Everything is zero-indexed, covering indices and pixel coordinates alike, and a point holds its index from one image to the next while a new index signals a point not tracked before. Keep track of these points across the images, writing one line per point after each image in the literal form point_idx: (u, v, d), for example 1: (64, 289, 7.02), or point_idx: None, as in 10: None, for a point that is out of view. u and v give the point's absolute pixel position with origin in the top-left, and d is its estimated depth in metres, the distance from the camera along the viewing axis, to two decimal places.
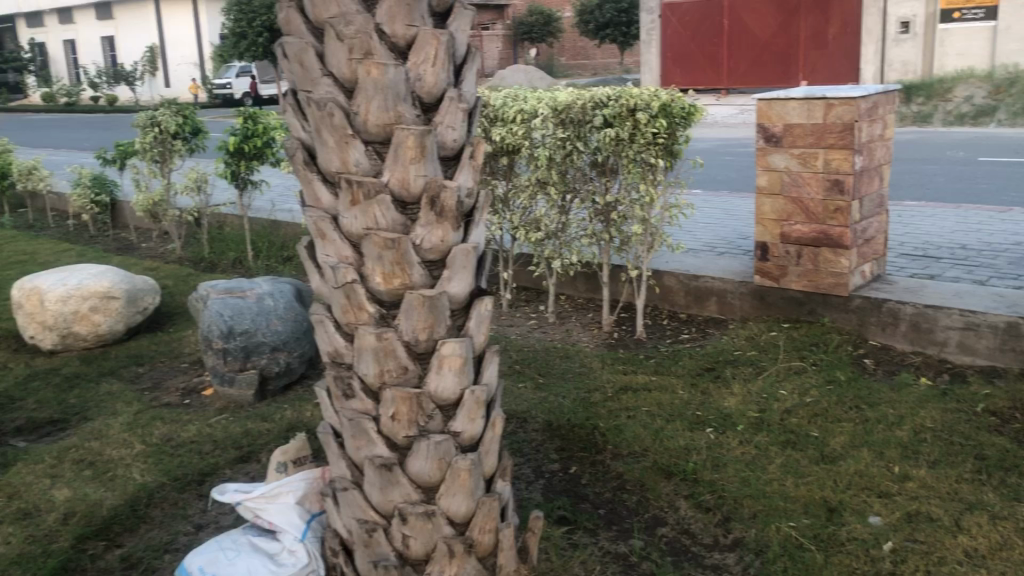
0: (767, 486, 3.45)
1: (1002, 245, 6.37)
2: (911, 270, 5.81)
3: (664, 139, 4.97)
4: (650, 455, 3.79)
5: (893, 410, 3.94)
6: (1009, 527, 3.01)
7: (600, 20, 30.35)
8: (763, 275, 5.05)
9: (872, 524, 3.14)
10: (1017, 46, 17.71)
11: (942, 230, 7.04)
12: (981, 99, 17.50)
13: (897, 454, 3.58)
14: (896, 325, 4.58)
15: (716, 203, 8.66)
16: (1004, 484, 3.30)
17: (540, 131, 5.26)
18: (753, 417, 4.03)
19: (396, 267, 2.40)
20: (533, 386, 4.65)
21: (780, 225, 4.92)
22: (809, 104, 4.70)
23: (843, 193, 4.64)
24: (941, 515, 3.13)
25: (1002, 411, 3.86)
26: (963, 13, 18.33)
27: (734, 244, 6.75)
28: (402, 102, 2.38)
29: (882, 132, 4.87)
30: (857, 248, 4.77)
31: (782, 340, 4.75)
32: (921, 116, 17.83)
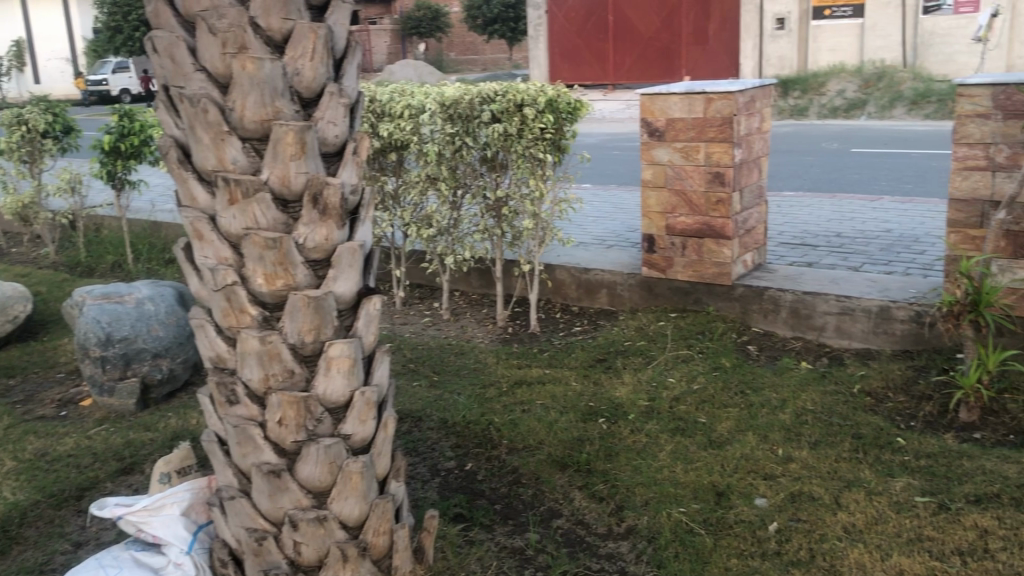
0: (658, 473, 3.52)
1: (874, 232, 6.68)
2: (790, 258, 6.03)
3: (551, 134, 5.02)
4: (545, 447, 3.81)
5: (775, 394, 4.07)
6: (883, 502, 3.15)
7: (487, 16, 30.41)
8: (650, 267, 5.15)
9: (758, 506, 3.24)
10: (882, 43, 18.66)
11: (819, 219, 7.33)
12: (852, 93, 18.34)
13: (780, 436, 3.70)
14: (777, 312, 4.74)
15: (604, 196, 8.81)
16: (880, 461, 3.45)
17: (429, 126, 5.25)
18: (644, 406, 4.10)
19: (278, 268, 2.33)
20: (427, 384, 4.61)
21: (665, 217, 5.03)
22: (690, 98, 4.80)
23: (723, 185, 4.78)
24: (822, 494, 3.25)
25: (876, 391, 4.04)
26: (833, 11, 19.20)
27: (624, 237, 6.86)
28: (280, 97, 2.31)
29: (760, 125, 5.03)
30: (738, 239, 4.92)
31: (670, 329, 4.86)
32: (797, 109, 18.55)
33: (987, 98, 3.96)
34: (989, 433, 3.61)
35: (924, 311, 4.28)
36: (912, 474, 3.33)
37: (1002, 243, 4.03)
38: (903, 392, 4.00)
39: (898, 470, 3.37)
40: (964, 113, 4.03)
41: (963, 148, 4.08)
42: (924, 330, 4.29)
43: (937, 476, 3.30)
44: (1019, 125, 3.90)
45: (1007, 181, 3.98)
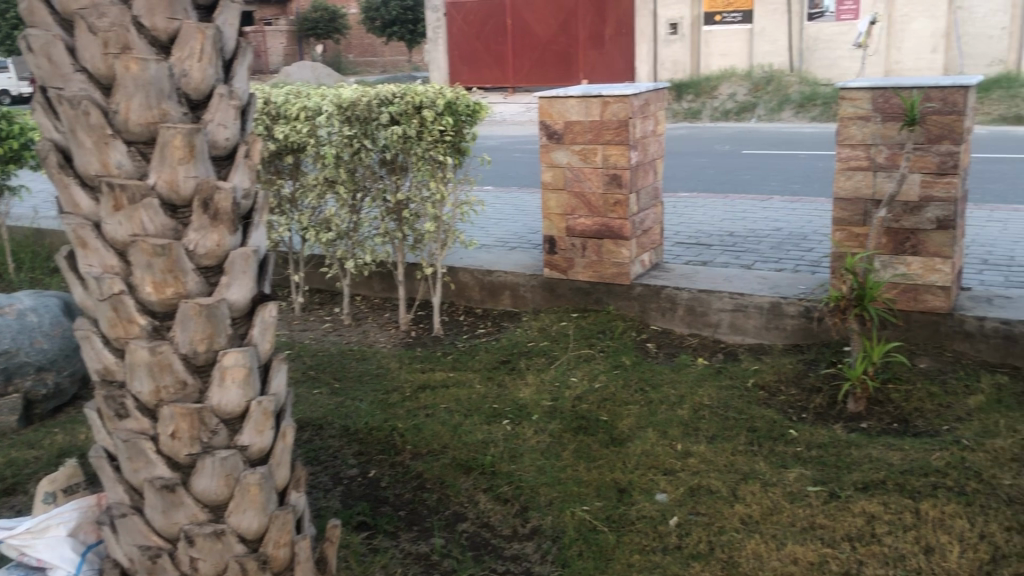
0: (562, 473, 3.55)
1: (764, 231, 6.90)
2: (686, 257, 6.17)
3: (451, 137, 5.06)
4: (449, 452, 3.79)
5: (674, 391, 4.16)
6: (778, 493, 3.25)
7: (386, 18, 30.18)
8: (552, 268, 5.20)
9: (659, 501, 3.30)
10: (770, 47, 19.31)
11: (712, 219, 7.53)
12: (742, 97, 18.93)
13: (679, 432, 3.78)
14: (674, 310, 4.84)
15: (506, 198, 8.87)
16: (773, 453, 3.56)
17: (326, 129, 5.12)
18: (547, 406, 4.13)
19: (167, 276, 2.25)
20: (329, 391, 4.54)
21: (565, 218, 5.09)
22: (587, 101, 4.87)
23: (620, 187, 4.86)
24: (719, 487, 3.33)
25: (769, 385, 4.17)
26: (724, 16, 19.77)
27: (525, 239, 6.90)
28: (166, 99, 2.23)
29: (654, 128, 5.13)
30: (636, 239, 5.01)
31: (571, 329, 4.90)
32: (691, 112, 19.01)
33: (867, 101, 4.14)
34: (875, 422, 3.76)
35: (813, 306, 4.44)
36: (804, 465, 3.45)
37: (883, 240, 4.22)
38: (795, 384, 4.14)
39: (791, 461, 3.48)
40: (847, 115, 4.19)
41: (847, 149, 4.24)
42: (813, 324, 4.46)
43: (828, 466, 3.42)
44: (897, 127, 4.08)
45: (887, 180, 4.17)
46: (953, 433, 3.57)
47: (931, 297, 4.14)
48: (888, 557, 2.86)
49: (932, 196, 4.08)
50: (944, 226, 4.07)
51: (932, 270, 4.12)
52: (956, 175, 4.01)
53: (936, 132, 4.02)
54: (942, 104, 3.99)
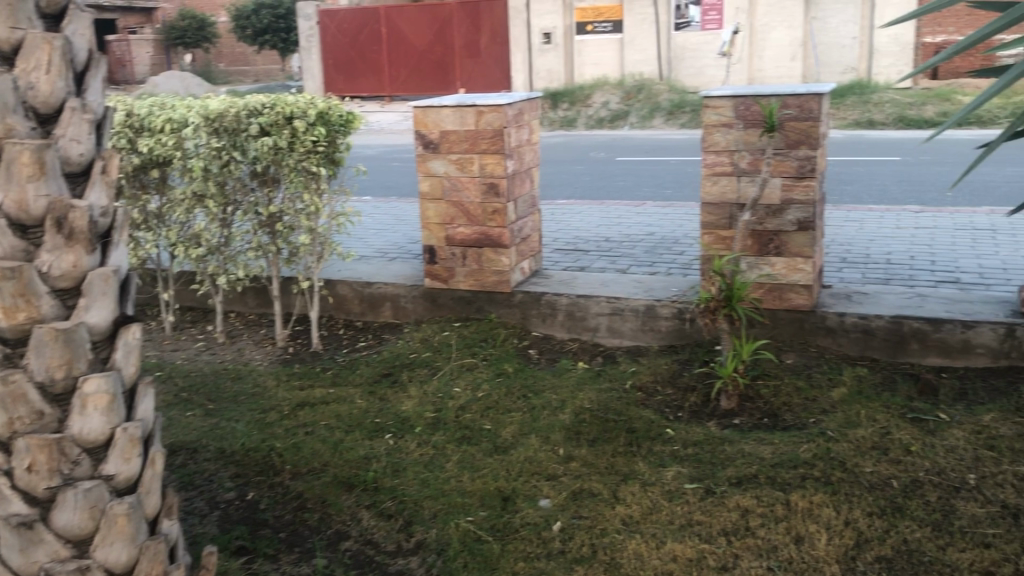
0: (445, 484, 3.53)
1: (638, 236, 7.06)
2: (565, 263, 6.26)
3: (324, 147, 5.00)
4: (330, 470, 3.72)
5: (555, 396, 4.20)
6: (656, 492, 3.33)
7: (257, 27, 29.45)
8: (432, 278, 5.18)
9: (542, 507, 3.33)
10: (640, 57, 19.92)
11: (589, 225, 7.66)
12: (615, 105, 19.21)
13: (561, 437, 3.83)
14: (555, 316, 4.89)
15: (384, 208, 8.79)
16: (652, 452, 3.64)
17: (193, 141, 4.94)
18: (430, 418, 4.11)
19: (18, 300, 2.12)
20: (203, 413, 4.38)
21: (444, 228, 5.08)
22: (461, 111, 4.88)
23: (498, 196, 4.88)
24: (600, 490, 3.38)
25: (647, 386, 4.26)
26: (595, 26, 20.28)
27: (405, 249, 6.86)
28: (11, 114, 2.11)
29: (529, 137, 5.18)
30: (515, 247, 5.05)
31: (453, 339, 4.89)
32: (567, 120, 19.17)
33: (730, 109, 4.30)
34: (747, 418, 3.90)
35: (685, 308, 4.58)
36: (680, 463, 3.54)
37: (749, 242, 4.38)
38: (671, 384, 4.25)
39: (669, 460, 3.57)
40: (711, 123, 4.34)
41: (712, 155, 4.39)
42: (686, 325, 4.60)
43: (703, 463, 3.53)
44: (758, 133, 4.25)
45: (751, 185, 4.33)
46: (819, 425, 3.73)
47: (795, 296, 4.33)
48: (761, 549, 2.96)
49: (792, 199, 4.26)
50: (805, 227, 4.26)
51: (795, 270, 4.31)
52: (814, 178, 4.21)
53: (794, 138, 4.21)
54: (799, 111, 4.18)
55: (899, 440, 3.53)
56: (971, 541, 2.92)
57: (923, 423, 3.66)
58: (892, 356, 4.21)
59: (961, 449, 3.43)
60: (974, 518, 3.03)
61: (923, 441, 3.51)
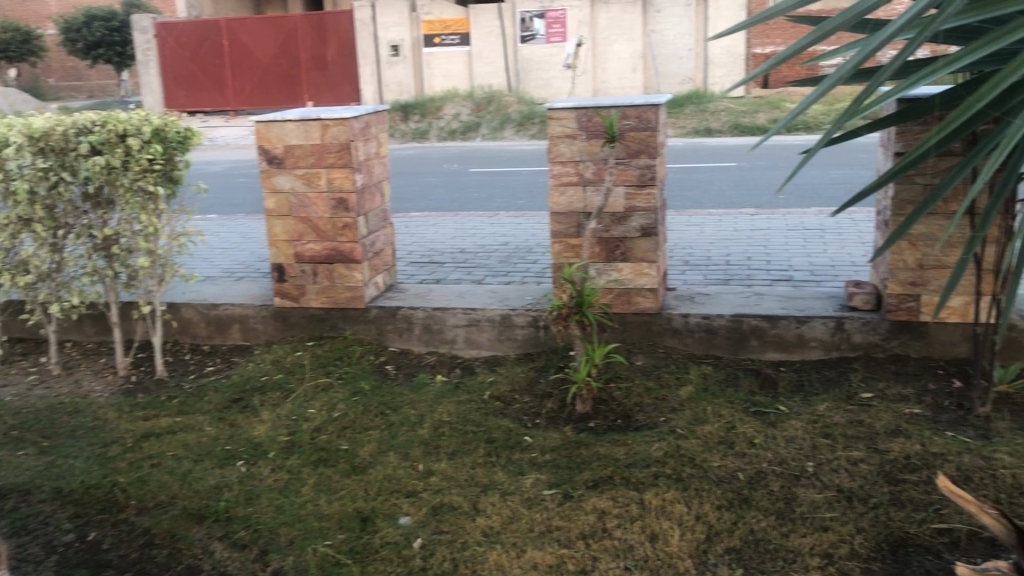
0: (302, 509, 3.44)
1: (492, 247, 7.11)
2: (420, 276, 6.23)
3: (161, 165, 4.78)
4: (178, 502, 3.55)
5: (413, 411, 4.16)
6: (516, 501, 3.34)
7: (89, 40, 27.92)
8: (282, 297, 5.04)
9: (402, 525, 3.28)
10: (489, 69, 20.14)
11: (443, 237, 7.66)
12: (466, 116, 19.31)
13: (420, 452, 3.80)
14: (411, 329, 4.85)
15: (231, 225, 8.53)
16: (510, 461, 3.66)
17: (16, 161, 4.66)
18: (284, 441, 3.99)
19: None
20: (36, 452, 4.09)
21: (293, 245, 4.96)
22: (305, 125, 4.79)
23: (347, 210, 4.81)
24: (460, 502, 3.37)
25: (504, 395, 4.29)
26: (442, 39, 20.27)
27: (253, 267, 6.67)
28: None
29: (377, 150, 5.12)
30: (368, 262, 4.99)
31: (306, 358, 4.77)
32: (418, 132, 19.05)
33: (573, 120, 4.39)
34: (602, 421, 3.97)
35: (539, 316, 4.64)
36: (539, 470, 3.58)
37: (596, 249, 4.49)
38: (528, 392, 4.29)
39: (527, 468, 3.59)
40: (555, 134, 4.42)
41: (558, 166, 4.47)
42: (540, 333, 4.66)
43: (560, 468, 3.57)
44: (600, 144, 4.36)
45: (595, 194, 4.44)
46: (669, 424, 3.85)
47: (642, 299, 4.47)
48: (618, 549, 3.02)
49: (635, 207, 4.39)
50: (648, 233, 4.40)
51: (641, 274, 4.45)
52: (654, 186, 4.35)
53: (635, 147, 4.34)
54: (637, 122, 4.31)
55: (743, 433, 3.69)
56: (811, 526, 3.08)
57: (765, 416, 3.84)
58: (734, 354, 4.40)
59: (800, 439, 3.62)
60: (813, 503, 3.20)
61: (765, 433, 3.68)
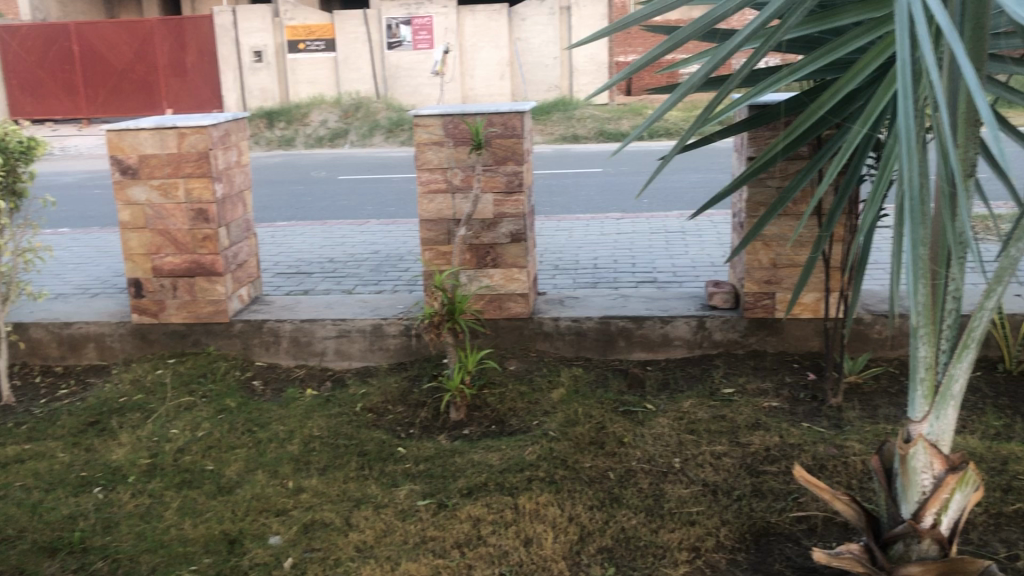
0: (165, 535, 3.29)
1: (361, 255, 7.02)
2: (287, 287, 6.08)
3: (2, 176, 4.48)
4: (28, 536, 3.33)
5: (282, 426, 4.05)
6: (389, 513, 3.30)
7: None
8: (140, 313, 4.82)
9: (271, 544, 3.19)
10: (355, 75, 19.89)
11: (311, 246, 7.52)
12: (333, 123, 19.01)
13: (289, 469, 3.70)
14: (278, 343, 4.73)
15: (85, 239, 8.13)
16: (383, 474, 3.61)
17: None
18: (145, 465, 3.81)
19: None
20: None
21: (150, 258, 4.75)
22: (160, 133, 4.60)
23: (208, 221, 4.65)
24: (332, 518, 3.30)
25: (377, 406, 4.23)
26: (307, 45, 19.88)
27: (109, 282, 6.36)
28: None
29: (237, 159, 4.97)
30: (231, 274, 4.83)
31: (168, 377, 4.57)
32: (284, 139, 18.57)
33: (439, 127, 4.38)
34: (476, 427, 3.97)
35: (411, 324, 4.61)
36: (413, 481, 3.54)
37: (467, 256, 4.49)
38: (401, 402, 4.25)
39: (400, 479, 3.55)
40: (422, 141, 4.40)
41: (426, 173, 4.45)
42: (412, 341, 4.63)
43: (434, 477, 3.55)
44: (467, 151, 4.36)
45: (464, 201, 4.44)
46: (541, 427, 3.88)
47: (513, 304, 4.50)
48: (493, 556, 3.02)
49: (504, 213, 4.42)
50: (517, 239, 4.44)
51: (511, 280, 4.48)
52: (522, 193, 4.39)
53: (501, 154, 4.37)
54: (503, 129, 4.35)
55: (613, 433, 3.76)
56: (679, 521, 3.16)
57: (633, 415, 3.93)
58: (603, 355, 4.48)
59: (667, 436, 3.72)
60: (680, 499, 3.29)
61: (634, 431, 3.76)
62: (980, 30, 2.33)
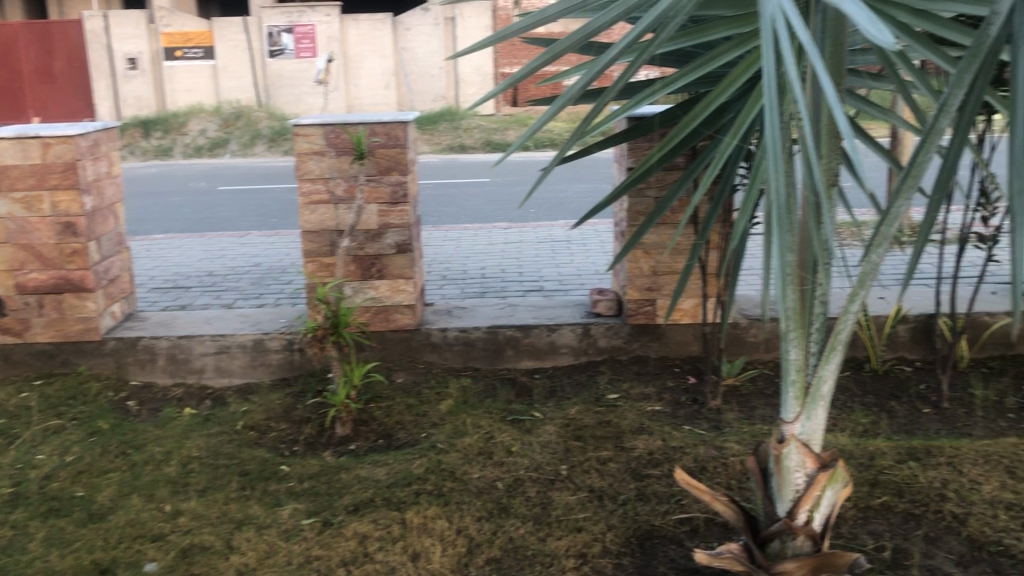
0: (29, 568, 3.10)
1: (242, 268, 6.83)
2: (163, 302, 5.86)
3: None
4: None
5: (159, 448, 3.89)
6: (273, 534, 3.21)
7: None
8: (2, 332, 4.55)
9: (147, 572, 3.05)
10: (236, 84, 19.47)
11: (189, 259, 7.28)
12: (213, 132, 18.49)
13: (166, 492, 3.55)
14: (154, 361, 4.54)
15: None
16: (266, 493, 3.52)
17: None
18: (8, 494, 3.60)
19: None
20: None
21: (13, 275, 4.49)
22: (22, 143, 4.37)
23: (76, 235, 4.43)
24: (213, 542, 3.19)
25: (259, 424, 4.12)
26: (185, 52, 19.24)
27: None
28: None
29: (108, 170, 4.76)
30: (102, 290, 4.62)
31: (34, 400, 4.33)
32: (161, 149, 17.93)
33: (320, 137, 4.30)
34: (362, 442, 3.90)
35: (294, 338, 4.50)
36: (297, 499, 3.45)
37: (351, 267, 4.42)
38: (284, 419, 4.15)
39: (284, 498, 3.46)
40: (302, 151, 4.32)
41: (307, 183, 4.36)
42: (296, 356, 4.52)
43: (319, 495, 3.47)
44: (349, 160, 4.30)
45: (347, 212, 4.37)
46: (429, 439, 3.85)
47: (399, 316, 4.46)
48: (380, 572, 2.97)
49: (389, 223, 4.38)
50: (403, 250, 4.41)
51: (397, 291, 4.43)
52: (407, 203, 4.35)
53: (385, 164, 4.33)
54: (386, 139, 4.31)
55: (501, 442, 3.77)
56: (566, 528, 3.19)
57: (520, 423, 3.94)
58: (491, 364, 4.49)
59: (554, 443, 3.75)
60: (567, 505, 3.32)
61: (522, 440, 3.78)
62: (839, 47, 2.45)
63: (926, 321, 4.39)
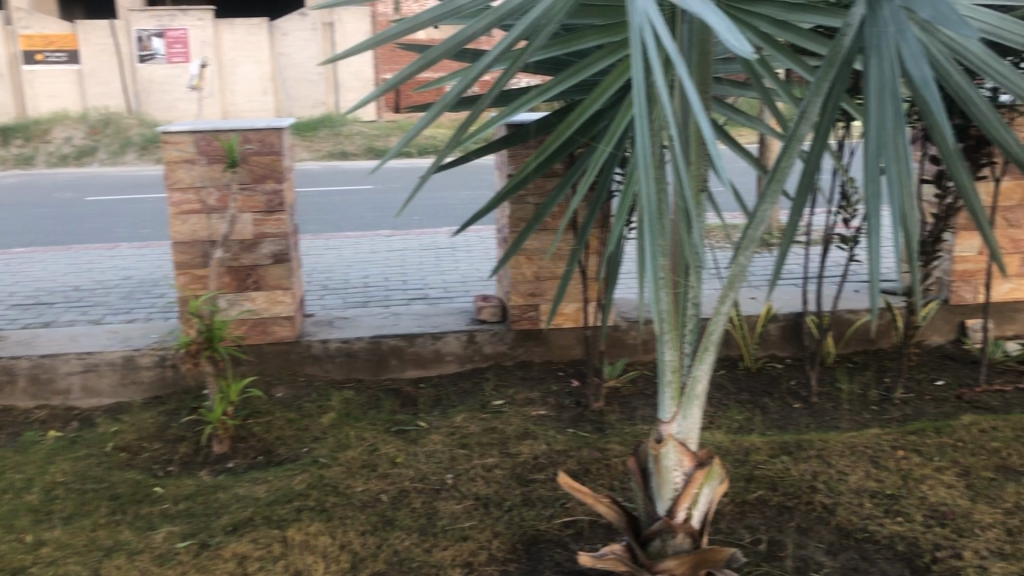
0: None
1: (111, 282, 6.53)
2: (24, 320, 5.55)
3: None
4: None
5: (20, 475, 3.67)
6: (144, 559, 3.07)
7: None
8: None
9: None
10: (102, 89, 18.66)
11: (52, 273, 6.92)
12: (79, 140, 17.61)
13: (28, 521, 3.35)
14: (14, 383, 4.28)
15: None
16: (138, 517, 3.36)
17: None
18: None
19: None
20: None
21: None
22: None
23: None
24: (79, 571, 3.02)
25: (131, 445, 3.94)
26: (45, 56, 18.45)
27: None
28: None
29: None
30: None
31: None
32: (22, 158, 16.96)
33: (190, 144, 4.15)
34: (241, 459, 3.78)
35: (166, 354, 4.33)
36: (171, 522, 3.31)
37: (226, 279, 4.29)
38: (157, 438, 3.98)
39: (158, 522, 3.31)
40: (172, 159, 4.15)
41: (177, 193, 4.20)
42: (169, 372, 4.35)
43: (195, 516, 3.34)
44: (221, 168, 4.17)
45: (220, 221, 4.23)
46: (311, 454, 3.77)
47: (278, 328, 4.34)
48: None
49: (265, 233, 4.26)
50: (280, 260, 4.30)
51: (275, 302, 4.32)
52: (283, 212, 4.25)
53: (259, 172, 4.21)
54: (260, 146, 4.18)
55: (385, 454, 3.72)
56: (452, 538, 3.16)
57: (405, 434, 3.90)
58: (374, 375, 4.43)
59: (439, 453, 3.72)
60: (453, 514, 3.30)
61: (407, 451, 3.74)
62: (705, 58, 2.53)
63: (795, 319, 4.58)
